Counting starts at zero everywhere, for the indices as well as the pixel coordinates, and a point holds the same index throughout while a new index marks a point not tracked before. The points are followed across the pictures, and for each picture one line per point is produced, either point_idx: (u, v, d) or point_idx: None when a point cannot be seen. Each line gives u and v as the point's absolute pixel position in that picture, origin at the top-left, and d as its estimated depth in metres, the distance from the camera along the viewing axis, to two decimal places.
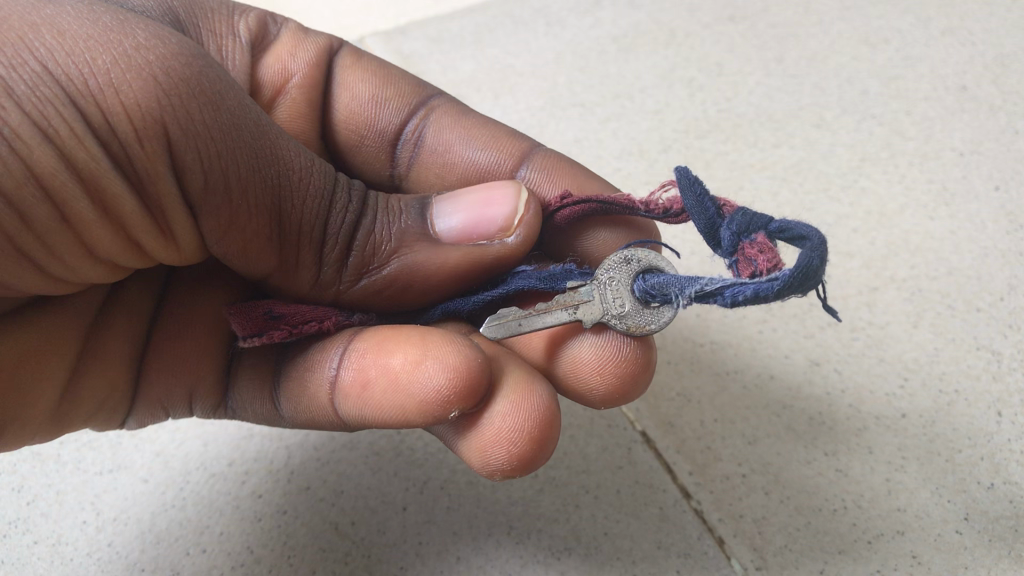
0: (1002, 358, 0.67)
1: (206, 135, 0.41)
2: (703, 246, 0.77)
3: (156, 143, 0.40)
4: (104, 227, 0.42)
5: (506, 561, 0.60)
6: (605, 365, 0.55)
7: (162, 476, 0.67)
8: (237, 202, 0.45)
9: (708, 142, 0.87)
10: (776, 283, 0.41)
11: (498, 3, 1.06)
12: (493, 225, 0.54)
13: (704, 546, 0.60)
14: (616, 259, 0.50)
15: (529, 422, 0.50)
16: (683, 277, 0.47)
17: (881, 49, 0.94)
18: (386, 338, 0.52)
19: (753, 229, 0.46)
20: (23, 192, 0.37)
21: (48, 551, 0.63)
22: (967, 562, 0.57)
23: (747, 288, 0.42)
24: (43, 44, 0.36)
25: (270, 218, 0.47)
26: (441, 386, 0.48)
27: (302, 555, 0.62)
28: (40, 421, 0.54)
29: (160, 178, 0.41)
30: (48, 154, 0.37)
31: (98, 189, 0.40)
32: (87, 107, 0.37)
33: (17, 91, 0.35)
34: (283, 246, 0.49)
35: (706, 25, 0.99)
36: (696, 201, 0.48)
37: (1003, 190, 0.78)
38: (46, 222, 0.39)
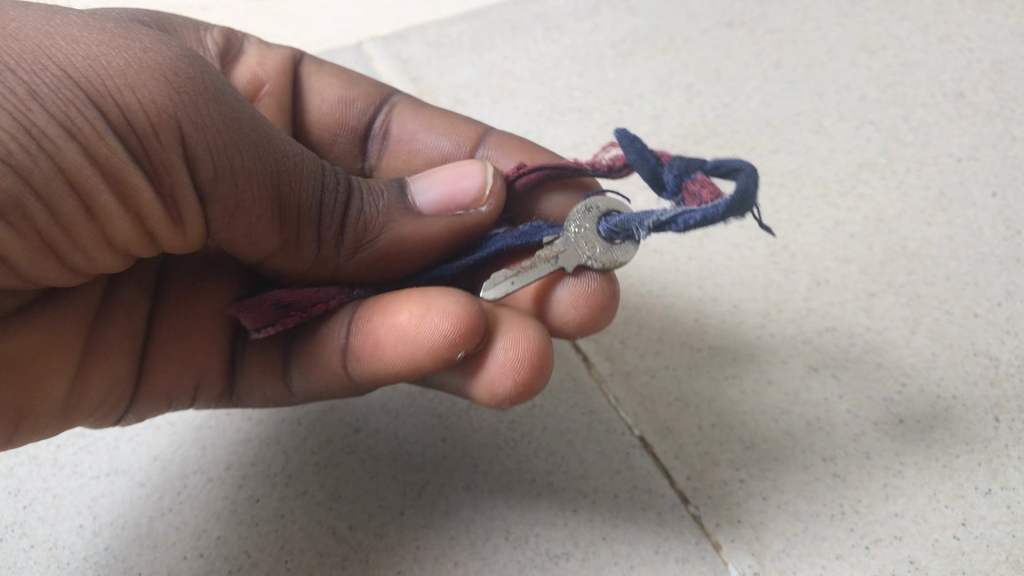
0: (1000, 364, 0.67)
1: (218, 129, 0.42)
2: (700, 253, 0.78)
3: (172, 138, 0.40)
4: (125, 220, 0.43)
5: (504, 565, 0.60)
6: (578, 300, 0.57)
7: (159, 479, 0.67)
8: (246, 192, 0.46)
9: (706, 147, 0.88)
10: (720, 207, 0.46)
11: (498, 9, 1.07)
12: (467, 196, 0.56)
13: (701, 552, 0.60)
14: (579, 209, 0.54)
15: (530, 349, 0.55)
16: (640, 213, 0.52)
17: (879, 55, 0.94)
18: (384, 300, 0.55)
19: (692, 169, 0.51)
20: (52, 187, 0.38)
21: (45, 554, 0.63)
22: (965, 567, 0.57)
23: (696, 214, 0.47)
24: (59, 48, 0.37)
25: (280, 211, 0.48)
26: (448, 331, 0.51)
27: (299, 560, 0.62)
28: (47, 417, 0.53)
29: (176, 172, 0.42)
30: (75, 152, 0.38)
31: (120, 184, 0.40)
32: (107, 107, 0.38)
33: (41, 95, 0.36)
34: (286, 232, 0.50)
35: (705, 30, 1.00)
36: (638, 151, 0.52)
37: (1000, 196, 0.79)
38: (72, 217, 0.40)
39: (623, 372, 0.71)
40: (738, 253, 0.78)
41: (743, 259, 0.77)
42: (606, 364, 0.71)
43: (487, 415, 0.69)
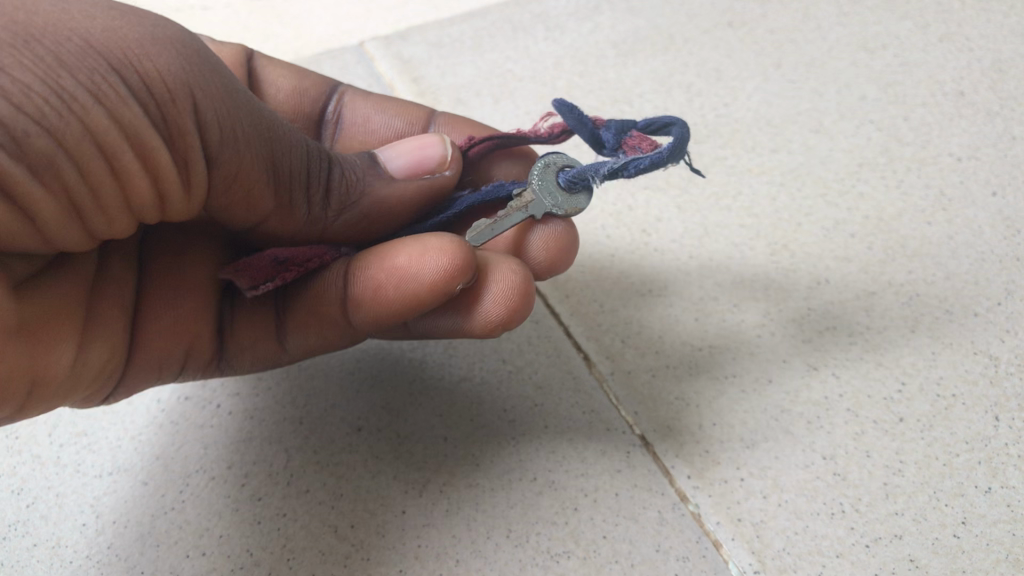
0: (1000, 362, 0.67)
1: (222, 96, 0.48)
2: (700, 252, 0.78)
3: (184, 101, 0.46)
4: (142, 179, 0.47)
5: (506, 563, 0.60)
6: (550, 239, 0.63)
7: (162, 478, 0.67)
8: (248, 154, 0.51)
9: (707, 147, 0.88)
10: (664, 151, 0.55)
11: (498, 10, 1.08)
12: (433, 161, 0.62)
13: (702, 550, 0.60)
14: (539, 166, 0.61)
15: (518, 279, 0.60)
16: (593, 164, 0.59)
17: (879, 55, 0.95)
18: (380, 249, 0.59)
19: (627, 130, 0.61)
20: (81, 145, 0.42)
21: (48, 553, 0.63)
22: (966, 565, 0.57)
23: (645, 158, 0.56)
24: (80, 23, 0.42)
25: (276, 176, 0.53)
26: (444, 266, 0.56)
27: (302, 558, 0.62)
28: (55, 385, 0.52)
29: (187, 134, 0.47)
30: (101, 113, 0.42)
31: (140, 144, 0.45)
32: (126, 73, 0.43)
33: (69, 63, 0.40)
34: (283, 194, 0.54)
35: (705, 30, 1.01)
36: (578, 118, 0.61)
37: (1000, 195, 0.79)
38: (98, 175, 0.45)
39: (624, 371, 0.71)
40: (739, 252, 0.78)
41: (743, 258, 0.77)
42: (606, 363, 0.72)
43: (488, 414, 0.69)
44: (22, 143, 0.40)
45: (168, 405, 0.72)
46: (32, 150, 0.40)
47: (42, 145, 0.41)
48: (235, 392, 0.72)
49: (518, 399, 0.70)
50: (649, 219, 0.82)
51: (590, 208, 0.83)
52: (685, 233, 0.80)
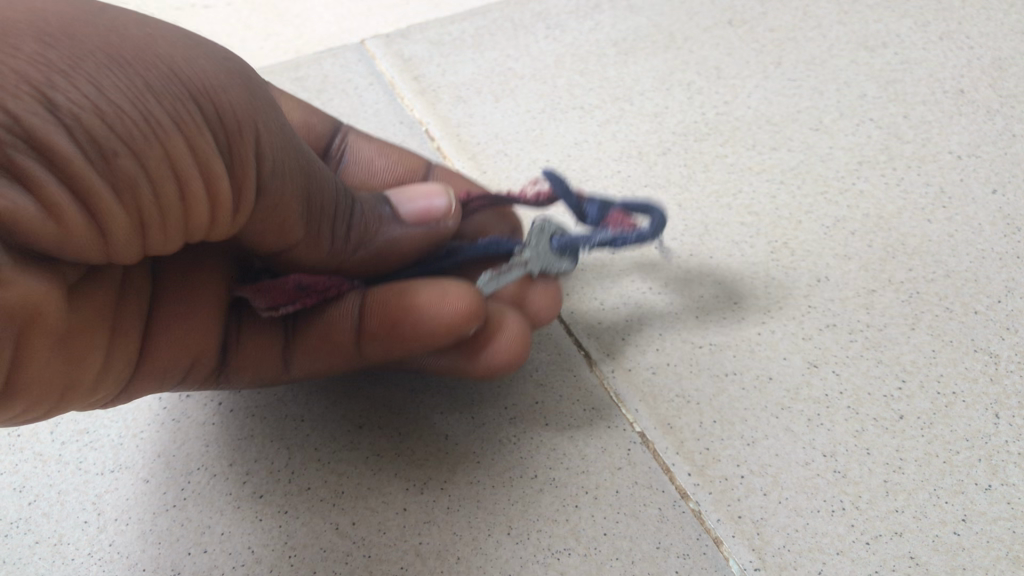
0: (1000, 360, 0.67)
1: (277, 133, 0.52)
2: (701, 249, 0.78)
3: (248, 130, 0.49)
4: (204, 204, 0.49)
5: (506, 560, 0.60)
6: (544, 299, 0.69)
7: (163, 475, 0.67)
8: (295, 182, 0.54)
9: (707, 145, 0.88)
10: (648, 232, 0.64)
11: (499, 9, 1.09)
12: (439, 211, 0.65)
13: (702, 547, 0.60)
14: (537, 227, 0.66)
15: (518, 332, 0.66)
16: (584, 235, 0.66)
17: (879, 53, 0.95)
18: (398, 288, 0.64)
19: (609, 205, 0.69)
20: (158, 166, 0.45)
21: (49, 550, 0.63)
22: (965, 563, 0.57)
23: (632, 236, 0.64)
24: (164, 52, 0.45)
25: (314, 207, 0.56)
26: (464, 308, 0.61)
27: (303, 555, 0.62)
28: (76, 391, 0.54)
29: (247, 161, 0.50)
30: (178, 138, 0.45)
31: (208, 169, 0.48)
32: (201, 102, 0.46)
33: (155, 88, 0.43)
34: (318, 224, 0.57)
35: (706, 29, 1.01)
36: (566, 191, 0.69)
37: (1000, 193, 0.79)
38: (167, 197, 0.47)
39: (625, 368, 0.71)
40: (739, 250, 0.78)
41: (743, 256, 0.78)
42: (607, 361, 0.72)
43: (489, 412, 0.69)
44: (107, 160, 0.42)
45: (170, 403, 0.72)
46: (114, 169, 0.43)
47: (125, 165, 0.43)
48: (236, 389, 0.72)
49: (519, 397, 0.70)
50: None
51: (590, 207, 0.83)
52: (685, 231, 0.80)
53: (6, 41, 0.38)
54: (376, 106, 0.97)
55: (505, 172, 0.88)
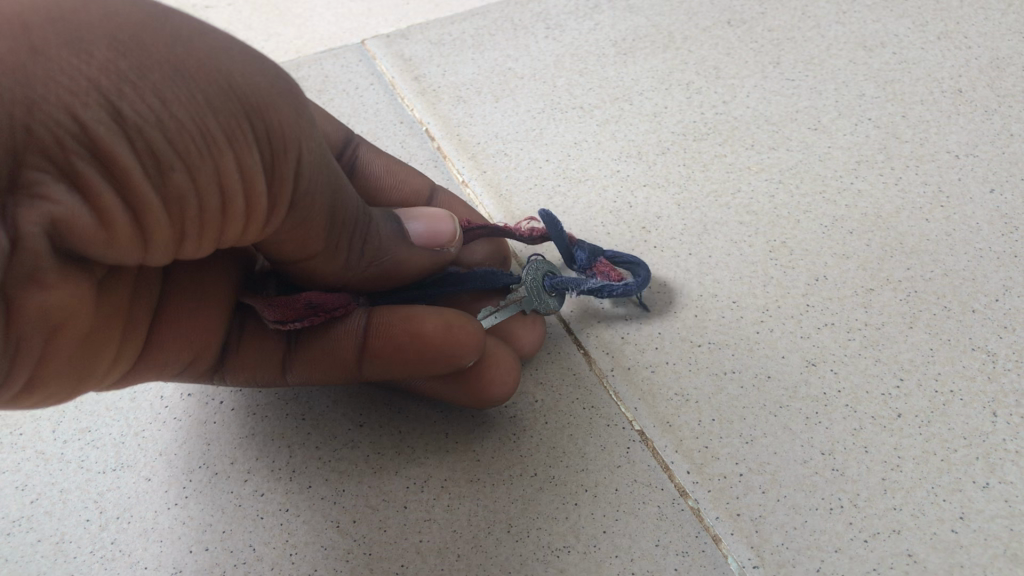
0: (997, 358, 0.68)
1: (321, 152, 0.52)
2: (700, 249, 0.79)
3: (296, 152, 0.49)
4: (241, 219, 0.49)
5: (506, 558, 0.61)
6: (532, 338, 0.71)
7: (165, 474, 0.68)
8: (331, 200, 0.54)
9: (706, 144, 0.88)
10: (635, 285, 0.70)
11: (499, 9, 1.09)
12: (445, 236, 0.65)
13: (701, 545, 0.61)
14: (532, 264, 0.72)
15: (514, 364, 0.67)
16: (576, 278, 0.71)
17: (878, 53, 0.96)
18: (402, 312, 0.63)
19: (598, 254, 0.74)
20: (203, 183, 0.45)
21: (52, 548, 0.64)
22: (963, 560, 0.58)
23: (619, 287, 0.71)
24: (231, 66, 0.44)
25: (343, 221, 0.56)
26: (468, 341, 0.62)
27: (303, 553, 0.62)
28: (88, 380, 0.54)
29: (290, 179, 0.50)
30: (228, 157, 0.45)
31: (251, 188, 0.48)
32: (256, 122, 0.46)
33: (214, 106, 0.43)
34: (344, 238, 0.57)
35: (705, 29, 1.02)
36: (560, 233, 0.73)
37: (998, 192, 0.80)
38: (208, 210, 0.47)
39: (625, 367, 0.71)
40: (738, 249, 0.78)
41: (742, 256, 0.78)
42: (606, 360, 0.72)
43: (489, 410, 0.70)
44: (160, 172, 0.43)
45: (171, 402, 0.72)
46: (167, 180, 0.44)
47: (177, 177, 0.44)
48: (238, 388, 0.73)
49: (519, 395, 0.70)
50: (649, 217, 0.82)
51: (590, 207, 0.83)
52: (684, 230, 0.80)
53: (81, 45, 0.39)
54: (376, 107, 0.97)
55: (505, 172, 0.88)
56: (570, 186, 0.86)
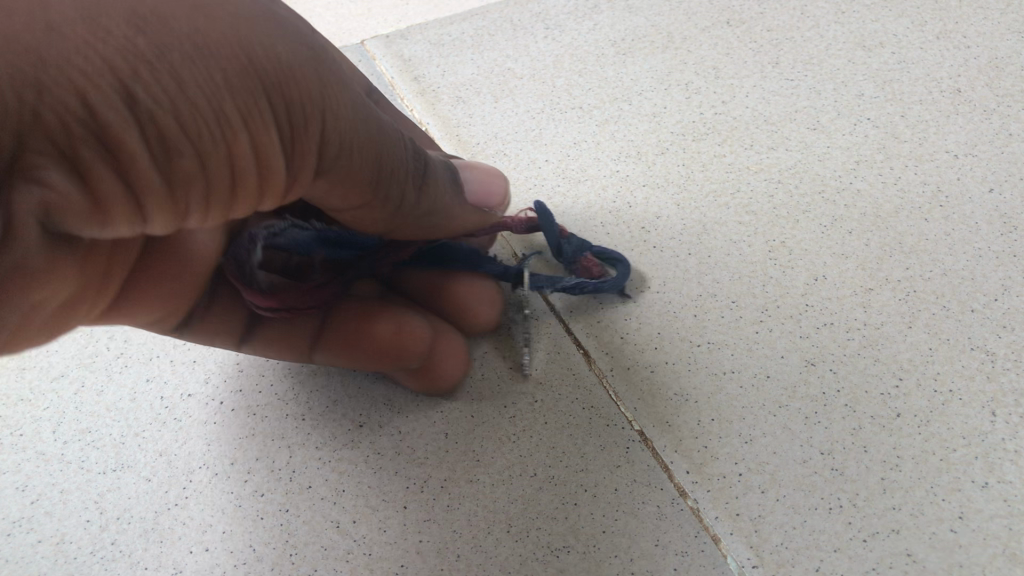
0: (996, 358, 0.68)
1: (346, 116, 0.51)
2: (699, 248, 0.79)
3: (314, 121, 0.49)
4: (253, 191, 0.50)
5: (506, 557, 0.61)
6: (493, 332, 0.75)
7: (166, 474, 0.68)
8: (355, 163, 0.54)
9: (705, 144, 0.88)
10: (608, 285, 0.72)
11: (499, 9, 1.09)
12: (495, 200, 0.69)
13: (701, 545, 0.61)
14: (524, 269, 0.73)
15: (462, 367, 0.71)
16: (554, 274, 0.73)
17: (877, 52, 0.96)
18: (365, 316, 0.70)
19: (584, 250, 0.76)
20: (216, 160, 0.46)
21: (53, 549, 0.64)
22: (962, 560, 0.58)
23: (592, 284, 0.72)
24: (246, 39, 0.44)
25: (376, 176, 0.56)
26: (414, 350, 0.68)
27: (304, 553, 0.62)
28: (72, 315, 0.57)
29: (307, 147, 0.50)
30: (242, 133, 0.46)
31: (264, 159, 0.49)
32: (271, 95, 0.46)
33: (229, 82, 0.43)
34: (377, 191, 0.57)
35: (704, 29, 1.02)
36: (550, 224, 0.74)
37: (997, 192, 0.80)
38: (220, 186, 0.48)
39: (624, 367, 0.71)
40: (738, 249, 0.78)
41: (741, 255, 0.78)
42: (605, 360, 0.72)
43: (489, 410, 0.70)
44: (169, 157, 0.43)
45: (171, 402, 0.72)
46: (174, 165, 0.44)
47: (184, 162, 0.44)
48: (238, 388, 0.73)
49: (519, 395, 0.71)
50: (648, 217, 0.82)
51: (589, 207, 0.83)
52: (684, 230, 0.81)
53: (99, 27, 0.39)
54: None
55: (505, 172, 0.88)
56: (570, 186, 0.86)
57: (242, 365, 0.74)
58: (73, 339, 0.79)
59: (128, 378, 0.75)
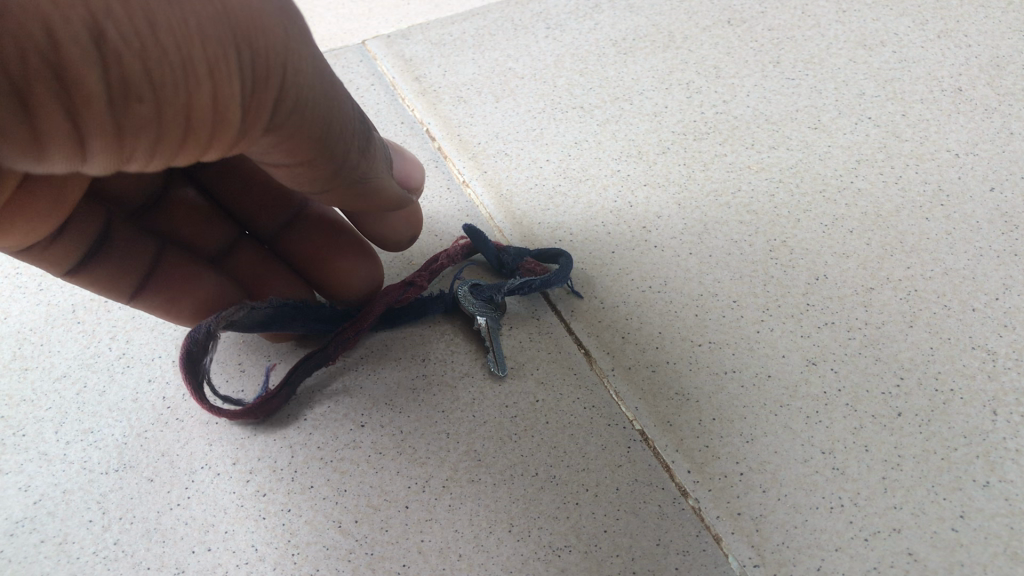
0: (997, 357, 0.68)
1: (308, 76, 0.52)
2: (700, 247, 0.79)
3: (277, 78, 0.49)
4: (205, 142, 0.49)
5: (508, 556, 0.61)
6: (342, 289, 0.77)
7: (168, 474, 0.68)
8: (309, 122, 0.54)
9: (706, 143, 0.88)
10: (552, 278, 0.73)
11: (499, 9, 1.10)
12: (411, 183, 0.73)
13: (702, 544, 0.61)
14: (467, 294, 0.75)
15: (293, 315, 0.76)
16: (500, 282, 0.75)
17: (878, 51, 0.96)
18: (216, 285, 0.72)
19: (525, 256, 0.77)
20: (176, 108, 0.45)
21: (55, 549, 0.64)
22: (963, 559, 0.58)
23: (538, 280, 0.73)
24: None
25: (325, 139, 0.56)
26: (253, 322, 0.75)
27: (306, 553, 0.62)
28: None
29: (266, 104, 0.50)
30: (206, 84, 0.45)
31: (223, 114, 0.48)
32: (241, 50, 0.46)
33: (200, 31, 0.43)
34: (327, 153, 0.57)
35: (705, 29, 1.02)
36: (485, 241, 0.76)
37: (998, 191, 0.80)
38: (171, 135, 0.47)
39: (624, 367, 0.72)
40: (739, 248, 0.79)
41: (741, 255, 0.78)
42: (606, 359, 0.72)
43: (489, 409, 0.70)
44: (127, 101, 0.42)
45: (173, 402, 0.73)
46: (128, 109, 0.43)
47: (141, 108, 0.43)
48: (240, 389, 0.73)
49: (520, 394, 0.71)
50: (650, 217, 0.82)
51: (590, 207, 0.83)
52: (684, 230, 0.81)
53: None
54: (376, 107, 0.98)
55: (505, 172, 0.88)
56: (570, 185, 0.86)
57: (244, 365, 0.75)
58: (75, 339, 0.79)
59: (130, 378, 0.75)
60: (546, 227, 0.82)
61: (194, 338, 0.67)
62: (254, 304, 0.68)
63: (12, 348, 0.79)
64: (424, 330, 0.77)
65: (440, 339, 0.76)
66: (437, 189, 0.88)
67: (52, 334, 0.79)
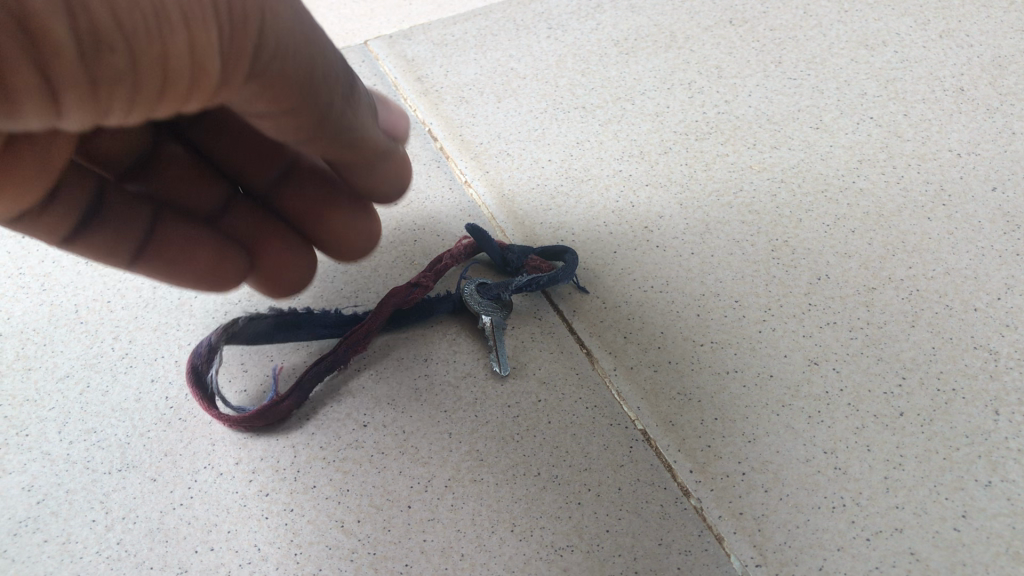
0: (999, 357, 0.68)
1: (287, 19, 0.48)
2: (702, 247, 0.79)
3: (255, 19, 0.46)
4: (186, 95, 0.46)
5: (510, 556, 0.61)
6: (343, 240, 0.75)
7: (171, 474, 0.68)
8: (293, 71, 0.50)
9: (708, 144, 0.88)
10: (558, 275, 0.74)
11: (501, 10, 1.10)
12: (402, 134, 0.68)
13: (704, 544, 0.61)
14: (473, 294, 0.75)
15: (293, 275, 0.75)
16: (505, 281, 0.75)
17: (879, 51, 0.96)
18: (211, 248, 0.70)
19: (528, 254, 0.77)
20: (154, 57, 0.41)
21: (59, 549, 0.64)
22: (965, 559, 0.58)
23: (544, 278, 0.74)
24: None
25: (311, 88, 0.52)
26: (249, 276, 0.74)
27: (309, 552, 0.63)
28: None
29: (247, 49, 0.47)
30: (182, 25, 0.42)
31: (202, 61, 0.44)
32: None
33: None
34: (313, 104, 0.54)
35: (706, 29, 1.02)
36: (488, 241, 0.77)
37: (1000, 191, 0.80)
38: (150, 88, 0.43)
39: (626, 367, 0.72)
40: (741, 248, 0.79)
41: (743, 254, 0.78)
42: (609, 359, 0.72)
43: (491, 409, 0.70)
44: (98, 51, 0.39)
45: (176, 402, 0.73)
46: (100, 58, 0.39)
47: (115, 58, 0.40)
48: (244, 389, 0.73)
49: (522, 394, 0.71)
50: (652, 217, 0.82)
51: (592, 207, 0.84)
52: (686, 230, 0.81)
53: None
54: None
55: (508, 172, 0.88)
56: (572, 185, 0.86)
57: (247, 366, 0.75)
58: (78, 339, 0.79)
59: (133, 378, 0.75)
60: (548, 227, 0.82)
61: (198, 353, 0.70)
62: (252, 315, 0.73)
63: (15, 348, 0.79)
64: (426, 330, 0.77)
65: (443, 339, 0.76)
66: (440, 189, 0.88)
67: (55, 335, 0.80)
